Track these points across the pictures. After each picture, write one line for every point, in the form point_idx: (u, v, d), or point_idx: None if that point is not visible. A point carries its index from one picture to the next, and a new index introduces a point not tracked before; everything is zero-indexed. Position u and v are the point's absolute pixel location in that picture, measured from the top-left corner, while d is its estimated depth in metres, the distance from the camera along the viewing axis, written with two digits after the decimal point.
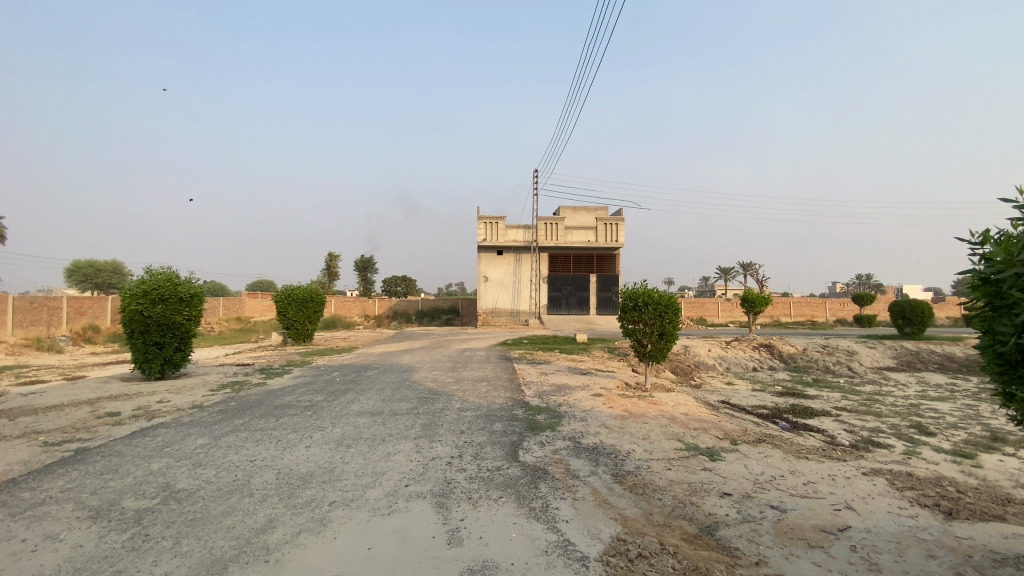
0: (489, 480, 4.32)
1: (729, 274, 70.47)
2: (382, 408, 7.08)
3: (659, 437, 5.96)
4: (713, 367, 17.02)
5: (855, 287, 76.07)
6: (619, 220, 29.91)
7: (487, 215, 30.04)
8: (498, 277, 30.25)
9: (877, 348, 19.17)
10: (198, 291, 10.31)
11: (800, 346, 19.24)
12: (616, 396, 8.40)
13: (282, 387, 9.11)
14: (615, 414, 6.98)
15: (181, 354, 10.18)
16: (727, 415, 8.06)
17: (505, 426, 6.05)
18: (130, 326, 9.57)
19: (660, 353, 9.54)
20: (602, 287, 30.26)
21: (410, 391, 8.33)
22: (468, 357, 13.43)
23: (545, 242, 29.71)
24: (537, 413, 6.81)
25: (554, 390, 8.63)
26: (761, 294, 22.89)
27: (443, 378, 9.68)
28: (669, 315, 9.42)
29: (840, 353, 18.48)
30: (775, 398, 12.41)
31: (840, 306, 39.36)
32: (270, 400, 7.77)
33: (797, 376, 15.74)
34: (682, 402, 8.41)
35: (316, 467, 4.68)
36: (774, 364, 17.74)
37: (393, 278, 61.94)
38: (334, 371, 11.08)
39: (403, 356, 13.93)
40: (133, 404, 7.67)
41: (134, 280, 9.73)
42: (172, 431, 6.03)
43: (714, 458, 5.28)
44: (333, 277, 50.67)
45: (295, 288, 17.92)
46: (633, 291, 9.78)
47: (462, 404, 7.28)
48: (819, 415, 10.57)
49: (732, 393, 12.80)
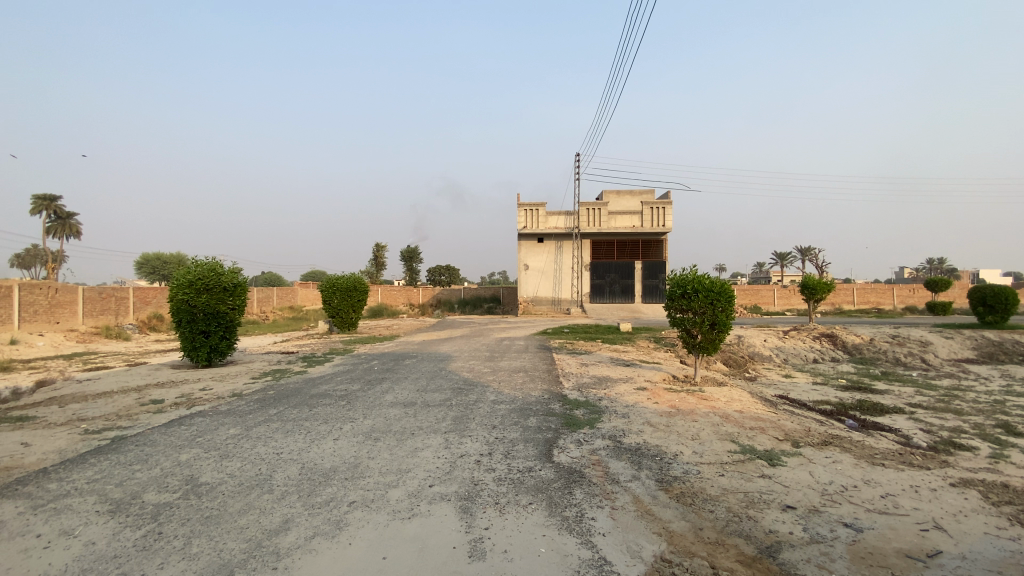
0: (520, 483, 3.96)
1: (785, 259, 66.83)
2: (415, 399, 6.86)
3: (710, 437, 5.44)
4: (768, 358, 15.98)
5: (926, 273, 70.60)
6: (666, 204, 28.71)
7: (528, 202, 29.62)
8: (539, 265, 29.83)
9: (955, 338, 17.46)
10: (241, 280, 10.47)
11: (866, 336, 17.79)
12: (662, 390, 7.87)
13: (320, 376, 9.12)
14: (661, 410, 6.48)
15: (227, 342, 10.41)
16: (785, 412, 7.37)
17: (540, 421, 5.67)
18: (178, 315, 9.85)
19: (711, 345, 8.89)
20: (648, 274, 29.24)
21: (445, 382, 8.11)
22: (507, 346, 13.13)
23: (587, 228, 28.99)
24: (576, 408, 6.40)
25: (594, 383, 8.20)
26: (822, 280, 21.35)
27: (480, 369, 9.43)
28: (721, 304, 8.75)
29: (912, 344, 16.96)
30: (838, 393, 11.43)
31: (910, 293, 36.47)
32: (306, 389, 7.74)
33: (863, 369, 14.52)
34: (735, 397, 7.76)
35: (341, 462, 4.48)
36: (837, 356, 16.48)
37: (437, 268, 62.60)
38: (373, 360, 11.05)
39: (442, 345, 13.82)
40: (176, 391, 7.85)
41: (181, 270, 9.99)
42: (207, 421, 6.05)
43: (773, 463, 4.73)
44: (380, 267, 51.74)
45: (338, 278, 18.18)
46: (681, 278, 9.16)
47: (496, 396, 6.97)
48: (890, 412, 9.61)
49: (789, 386, 11.90)
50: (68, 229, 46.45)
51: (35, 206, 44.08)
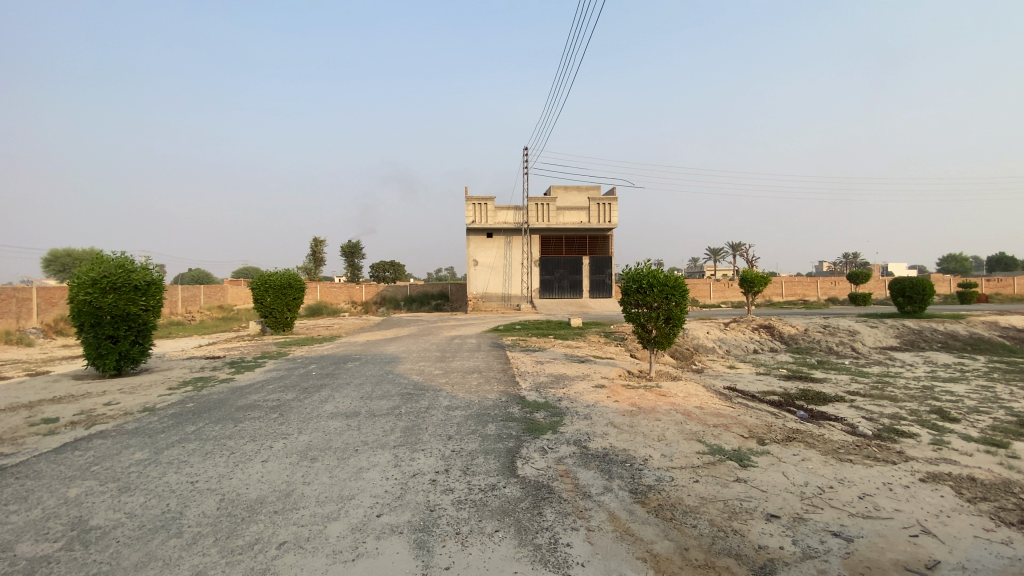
0: (482, 506, 3.47)
1: (720, 254, 70.06)
2: (358, 409, 6.20)
3: (677, 437, 5.19)
4: (713, 350, 16.36)
5: (843, 267, 76.51)
6: (612, 200, 29.01)
7: (476, 196, 29.00)
8: (487, 260, 29.32)
9: (878, 327, 18.64)
10: (156, 277, 9.31)
11: (801, 327, 18.63)
12: (621, 387, 7.60)
13: (249, 383, 8.19)
14: (623, 410, 6.18)
15: (140, 348, 9.19)
16: (742, 406, 7.31)
17: (499, 429, 5.20)
18: (79, 319, 8.55)
19: (666, 339, 8.76)
20: (595, 269, 29.49)
21: (392, 387, 7.46)
22: (457, 345, 12.56)
23: (536, 223, 28.81)
24: (536, 411, 5.99)
25: (552, 382, 7.83)
26: (761, 274, 22.18)
27: (429, 370, 8.82)
28: (676, 298, 8.62)
29: (842, 333, 17.91)
30: (783, 383, 11.74)
31: (832, 285, 39.03)
32: (232, 401, 6.86)
33: (801, 359, 15.13)
34: (693, 392, 7.63)
35: (270, 491, 3.81)
36: (775, 346, 17.12)
37: (380, 263, 60.65)
38: (312, 364, 10.16)
39: (388, 345, 13.05)
40: (74, 407, 6.72)
41: (82, 267, 8.70)
42: (108, 443, 5.12)
43: (744, 463, 4.52)
44: (320, 263, 49.33)
45: (271, 274, 16.86)
46: (636, 272, 8.97)
47: (450, 401, 6.43)
48: (833, 401, 9.91)
49: (737, 378, 12.12)
50: None
51: None
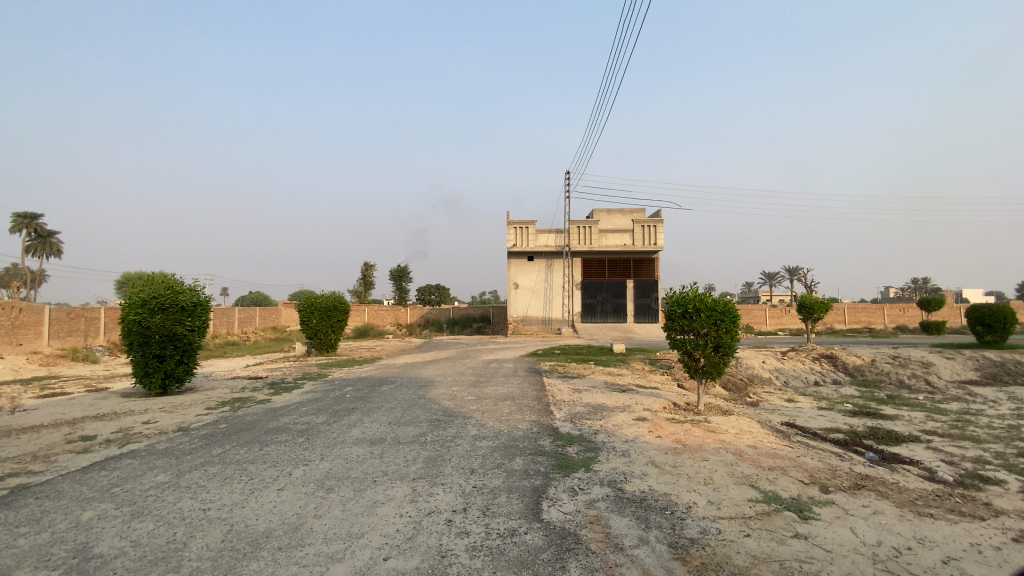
0: (499, 555, 3.12)
1: (774, 279, 66.87)
2: (384, 435, 5.99)
3: (726, 482, 4.66)
4: (768, 381, 15.27)
5: (912, 293, 71.21)
6: (657, 222, 28.32)
7: (518, 220, 29.04)
8: (529, 283, 29.09)
9: (956, 358, 16.92)
10: (202, 299, 9.64)
11: (867, 357, 17.17)
12: (664, 421, 7.04)
13: (283, 405, 8.18)
14: (665, 447, 5.66)
15: (184, 368, 9.44)
16: (800, 446, 6.58)
17: (526, 464, 4.84)
18: (129, 338, 8.88)
19: (716, 369, 8.14)
20: (640, 293, 28.66)
21: (423, 413, 7.24)
22: (494, 370, 12.26)
23: (578, 246, 28.45)
24: (569, 444, 5.59)
25: (589, 413, 7.37)
26: (820, 299, 20.76)
27: (462, 396, 8.55)
28: (725, 324, 8.02)
29: (915, 365, 16.34)
30: (848, 419, 10.68)
31: (900, 312, 36.18)
32: (263, 423, 6.82)
33: (868, 392, 13.84)
34: (745, 428, 6.96)
35: (278, 524, 3.60)
36: (838, 378, 15.79)
37: (426, 287, 61.61)
38: (347, 386, 10.13)
39: (425, 369, 12.93)
40: (115, 425, 6.88)
41: (134, 288, 9.10)
42: (135, 464, 5.12)
43: (804, 516, 3.95)
44: (368, 286, 50.63)
45: (316, 296, 17.25)
46: (681, 296, 8.46)
47: (478, 430, 6.13)
48: (907, 441, 8.87)
49: (794, 412, 11.14)
50: (48, 248, 45.05)
51: (15, 224, 42.72)
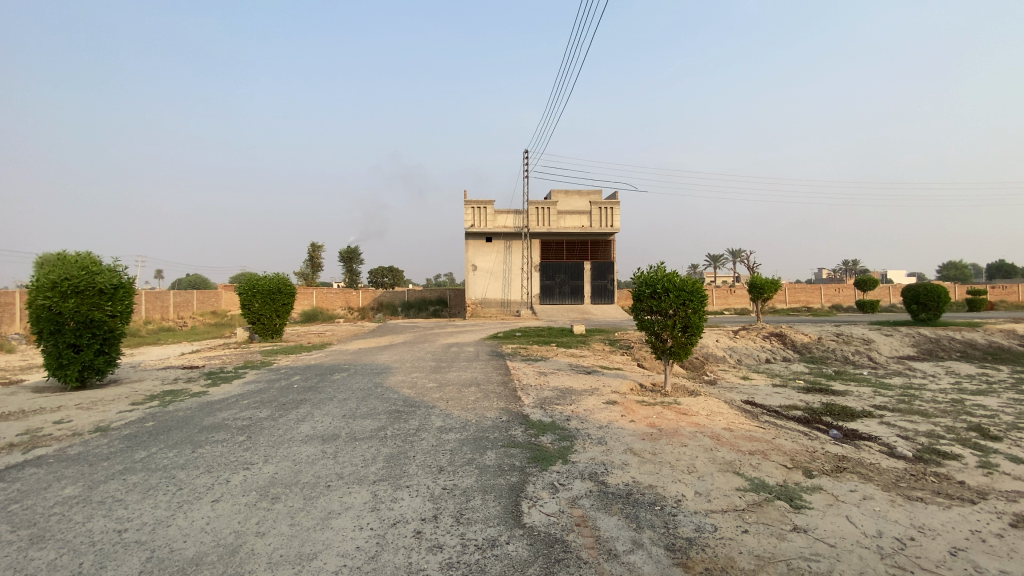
0: (480, 573, 2.69)
1: (720, 261, 69.41)
2: (337, 431, 5.41)
3: (709, 469, 4.41)
4: (723, 359, 15.56)
5: (843, 274, 75.83)
6: (614, 204, 28.32)
7: (475, 200, 28.29)
8: (486, 265, 28.54)
9: (892, 335, 17.89)
10: (124, 280, 8.55)
11: (814, 335, 17.85)
12: (635, 404, 6.80)
13: (222, 398, 7.37)
14: (642, 432, 5.39)
15: (106, 358, 8.37)
16: (771, 426, 6.51)
17: (499, 458, 4.41)
18: (38, 326, 7.76)
19: (683, 350, 7.99)
20: (596, 274, 28.80)
21: (380, 403, 6.67)
22: (454, 354, 11.77)
23: (537, 227, 28.09)
24: (542, 433, 5.22)
25: (558, 398, 7.04)
26: (770, 279, 21.39)
27: (423, 383, 8.02)
28: (693, 305, 7.85)
29: (857, 342, 17.13)
30: (803, 396, 10.94)
31: (836, 292, 38.19)
32: (197, 419, 6.04)
33: (817, 369, 14.33)
34: (716, 409, 6.83)
35: (211, 547, 3.00)
36: (788, 356, 16.33)
37: (379, 269, 59.86)
38: (295, 375, 9.37)
39: (380, 354, 12.26)
40: (18, 427, 5.91)
41: (42, 268, 7.93)
42: (39, 473, 4.30)
43: (797, 505, 3.74)
44: (317, 268, 48.52)
45: (260, 278, 16.08)
46: (649, 275, 8.22)
47: (443, 421, 5.66)
48: (860, 416, 9.12)
49: (753, 390, 11.31)
50: None
51: None
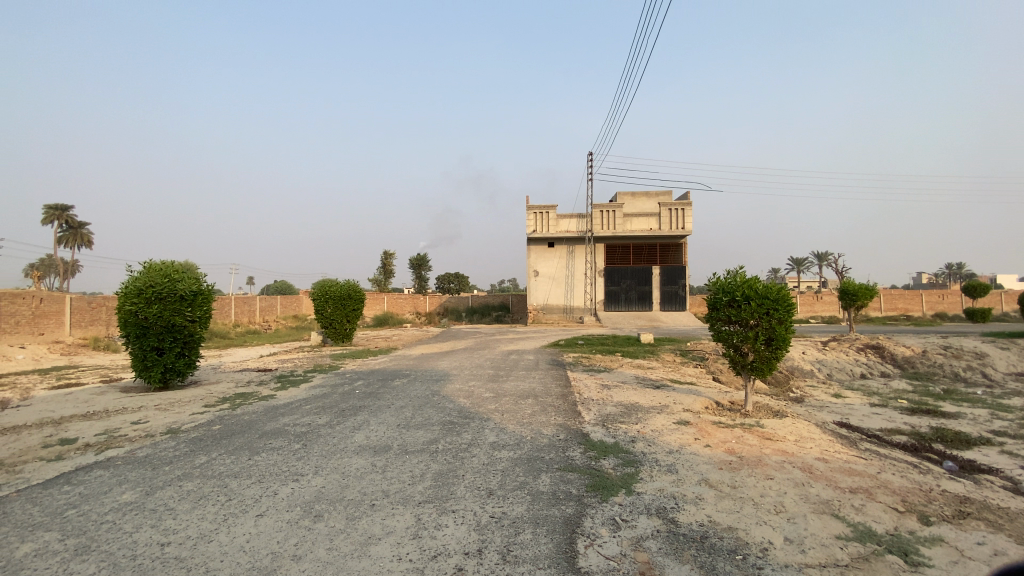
0: None
1: (801, 265, 64.53)
2: (389, 442, 5.26)
3: (801, 510, 3.76)
4: (809, 373, 14.14)
5: (948, 279, 67.99)
6: (684, 206, 27.02)
7: (538, 205, 28.06)
8: (550, 271, 28.14)
9: (1015, 349, 15.52)
10: (203, 287, 9.03)
11: (918, 347, 15.84)
12: (709, 425, 6.14)
13: (286, 402, 7.52)
14: (718, 460, 4.79)
15: (186, 361, 8.86)
16: (873, 455, 5.62)
17: (554, 484, 4.02)
18: (126, 329, 8.34)
19: (767, 365, 7.19)
20: (665, 280, 27.52)
21: (436, 414, 6.50)
22: (514, 362, 11.47)
23: (601, 231, 27.37)
24: (604, 456, 4.78)
25: (622, 415, 6.53)
26: (863, 284, 19.33)
27: (479, 393, 7.77)
28: (779, 314, 7.05)
29: (972, 356, 14.98)
30: (907, 418, 9.57)
31: (940, 299, 34.09)
32: (259, 425, 6.14)
33: (924, 387, 12.62)
34: (805, 434, 6.01)
35: (246, 569, 2.86)
36: (887, 371, 14.55)
37: (446, 275, 61.20)
38: (357, 380, 9.46)
39: (441, 361, 12.22)
40: (102, 426, 6.29)
41: (132, 276, 8.53)
42: (105, 477, 4.43)
43: (914, 561, 3.03)
44: (388, 274, 50.34)
45: (333, 284, 16.57)
46: (726, 282, 7.50)
47: (497, 436, 5.35)
48: (982, 445, 7.77)
49: (846, 410, 10.07)
50: (80, 239, 45.85)
51: (46, 216, 43.34)
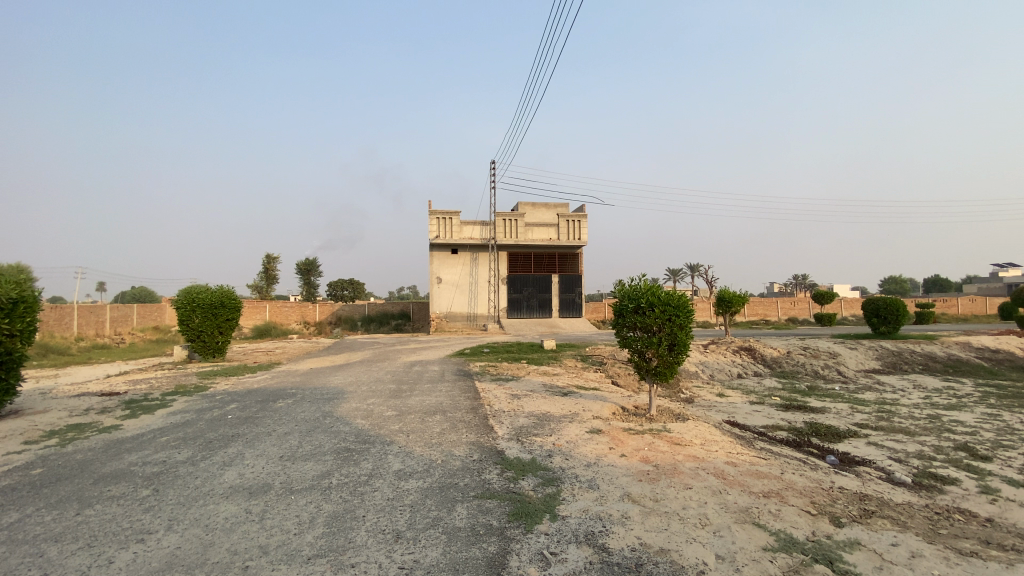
0: None
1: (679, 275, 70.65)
2: (269, 480, 4.40)
3: (725, 521, 3.66)
4: (696, 374, 15.15)
5: (793, 288, 78.74)
6: (582, 216, 28.01)
7: (440, 210, 27.38)
8: (451, 277, 27.55)
9: (856, 349, 18.01)
10: (27, 293, 7.18)
11: (783, 348, 17.76)
12: (622, 433, 6.03)
13: (136, 434, 6.16)
14: (636, 471, 4.62)
15: (1, 387, 6.96)
16: (769, 454, 5.90)
17: (471, 517, 3.54)
18: None
19: (669, 370, 7.35)
20: (564, 287, 28.30)
21: (329, 440, 5.68)
22: (417, 374, 10.77)
23: (503, 239, 27.43)
24: (522, 476, 4.39)
25: (535, 426, 6.22)
26: (738, 293, 21.31)
27: (380, 411, 7.03)
28: (680, 320, 7.23)
29: (825, 355, 17.10)
30: (784, 414, 10.50)
31: (792, 305, 39.09)
32: (94, 465, 4.87)
33: (790, 384, 14.10)
34: (709, 437, 6.15)
35: None
36: (760, 371, 16.07)
37: (338, 282, 57.73)
38: (232, 402, 8.15)
39: (334, 375, 11.12)
40: None
41: None
42: None
43: (840, 569, 3.05)
44: (272, 280, 46.14)
45: (201, 291, 14.55)
46: (632, 288, 7.56)
47: (402, 463, 4.74)
48: (847, 437, 8.67)
49: (732, 408, 10.81)
50: None
51: None
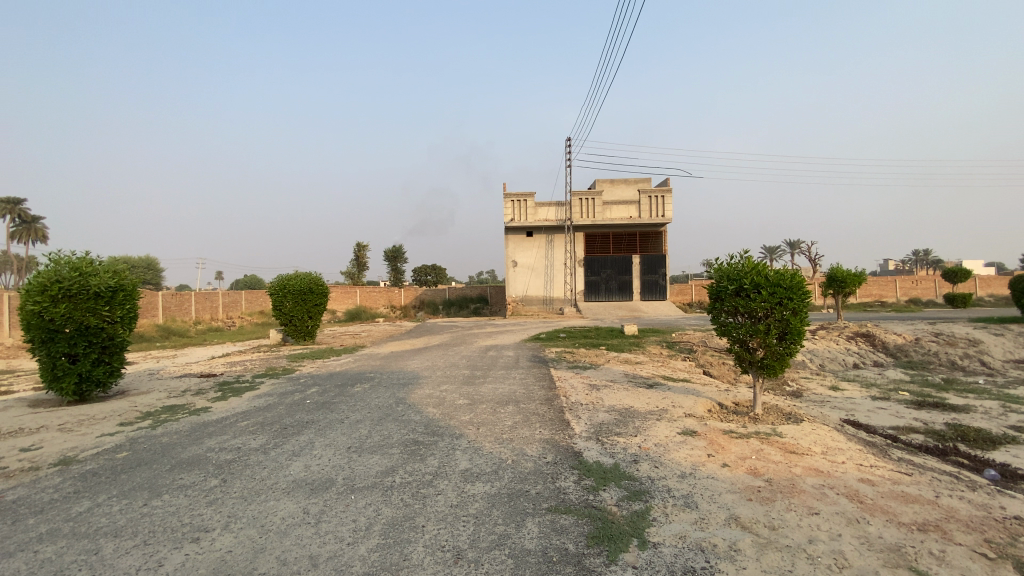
0: None
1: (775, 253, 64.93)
2: (331, 476, 4.15)
3: (870, 564, 2.83)
4: (801, 364, 13.52)
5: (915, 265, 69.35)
6: (665, 192, 26.29)
7: (516, 192, 26.98)
8: (528, 261, 27.14)
9: (1004, 336, 15.15)
10: (125, 282, 7.68)
11: (907, 335, 15.39)
12: (721, 436, 5.19)
13: (221, 417, 6.32)
14: (743, 488, 3.84)
15: (108, 369, 7.53)
16: (912, 468, 4.78)
17: (543, 537, 3.02)
18: (31, 334, 7.02)
19: (778, 363, 6.34)
20: (646, 269, 26.85)
21: (397, 431, 5.41)
22: (492, 360, 10.44)
23: (581, 220, 26.49)
24: (603, 486, 3.79)
25: (618, 424, 5.57)
26: (852, 272, 18.78)
27: (452, 401, 6.73)
28: (793, 304, 6.16)
29: (963, 343, 14.56)
30: (916, 413, 8.89)
31: (914, 284, 34.35)
32: (176, 450, 4.95)
33: (920, 377, 12.10)
34: (830, 443, 5.13)
35: None
36: (879, 360, 14.02)
37: (421, 269, 60.25)
38: (312, 387, 8.28)
39: (411, 360, 11.11)
40: None
41: (35, 272, 7.20)
42: None
43: None
44: (361, 268, 48.54)
45: (291, 278, 15.26)
46: (732, 268, 6.59)
47: (470, 462, 4.32)
48: (1006, 444, 7.08)
49: (849, 404, 9.36)
50: (33, 233, 42.67)
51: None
